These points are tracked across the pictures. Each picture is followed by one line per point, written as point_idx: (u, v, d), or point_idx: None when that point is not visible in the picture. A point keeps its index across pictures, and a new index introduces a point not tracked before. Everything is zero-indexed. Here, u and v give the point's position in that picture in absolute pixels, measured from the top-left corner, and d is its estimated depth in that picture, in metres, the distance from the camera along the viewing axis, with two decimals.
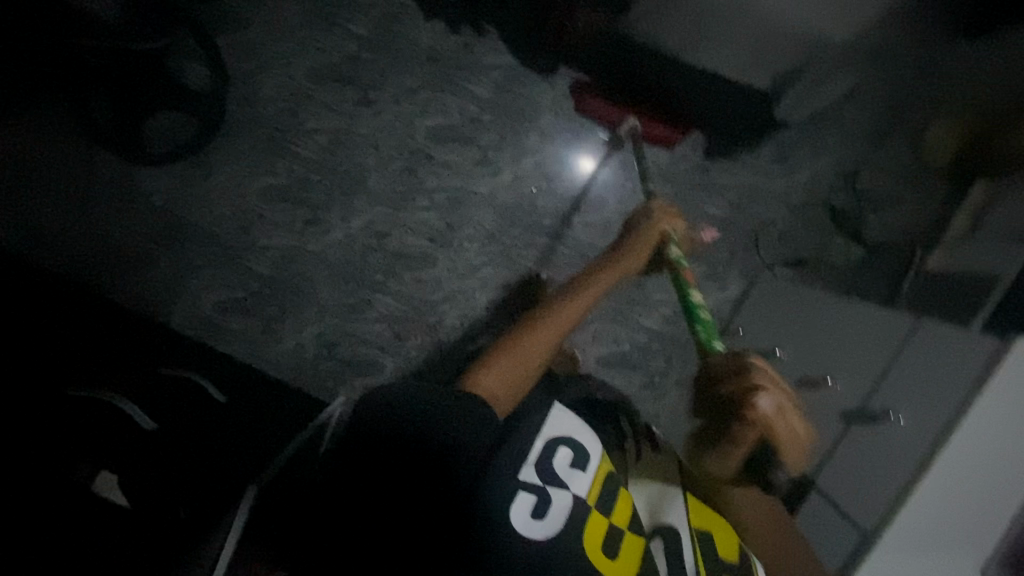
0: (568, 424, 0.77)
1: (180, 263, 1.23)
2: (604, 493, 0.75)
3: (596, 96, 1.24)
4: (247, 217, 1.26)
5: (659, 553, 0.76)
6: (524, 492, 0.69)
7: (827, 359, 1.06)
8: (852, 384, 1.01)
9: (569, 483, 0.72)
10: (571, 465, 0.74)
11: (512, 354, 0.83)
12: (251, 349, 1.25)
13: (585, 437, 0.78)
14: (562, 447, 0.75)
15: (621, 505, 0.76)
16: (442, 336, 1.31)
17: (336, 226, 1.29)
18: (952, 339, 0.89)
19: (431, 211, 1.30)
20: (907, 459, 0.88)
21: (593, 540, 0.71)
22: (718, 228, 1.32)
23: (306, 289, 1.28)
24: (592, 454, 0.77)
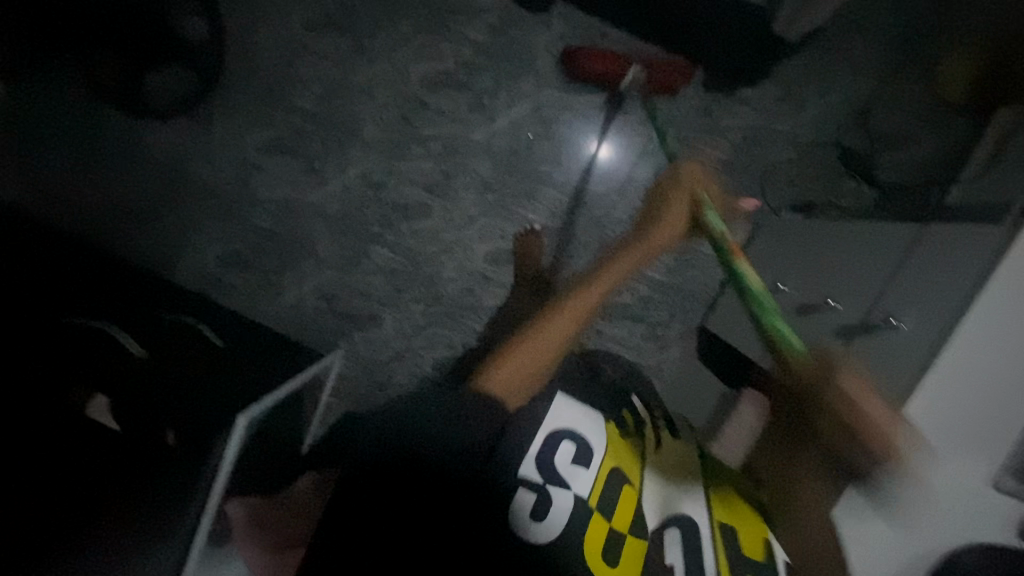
0: (570, 415, 0.71)
1: (182, 219, 1.26)
2: (607, 492, 0.68)
3: (590, 56, 1.15)
4: (245, 170, 1.25)
5: (673, 543, 0.68)
6: (527, 496, 0.64)
7: (830, 281, 0.90)
8: (855, 301, 0.84)
9: (569, 483, 0.66)
10: (573, 462, 0.68)
11: (530, 343, 0.72)
12: (252, 300, 1.28)
13: (586, 430, 0.70)
14: (562, 441, 0.68)
15: (623, 508, 0.68)
16: (439, 288, 1.28)
17: (333, 177, 1.25)
18: (969, 231, 0.73)
19: (429, 162, 1.24)
20: (907, 361, 0.71)
21: (593, 548, 0.64)
22: (725, 172, 1.20)
23: (304, 242, 1.27)
24: (594, 451, 0.69)
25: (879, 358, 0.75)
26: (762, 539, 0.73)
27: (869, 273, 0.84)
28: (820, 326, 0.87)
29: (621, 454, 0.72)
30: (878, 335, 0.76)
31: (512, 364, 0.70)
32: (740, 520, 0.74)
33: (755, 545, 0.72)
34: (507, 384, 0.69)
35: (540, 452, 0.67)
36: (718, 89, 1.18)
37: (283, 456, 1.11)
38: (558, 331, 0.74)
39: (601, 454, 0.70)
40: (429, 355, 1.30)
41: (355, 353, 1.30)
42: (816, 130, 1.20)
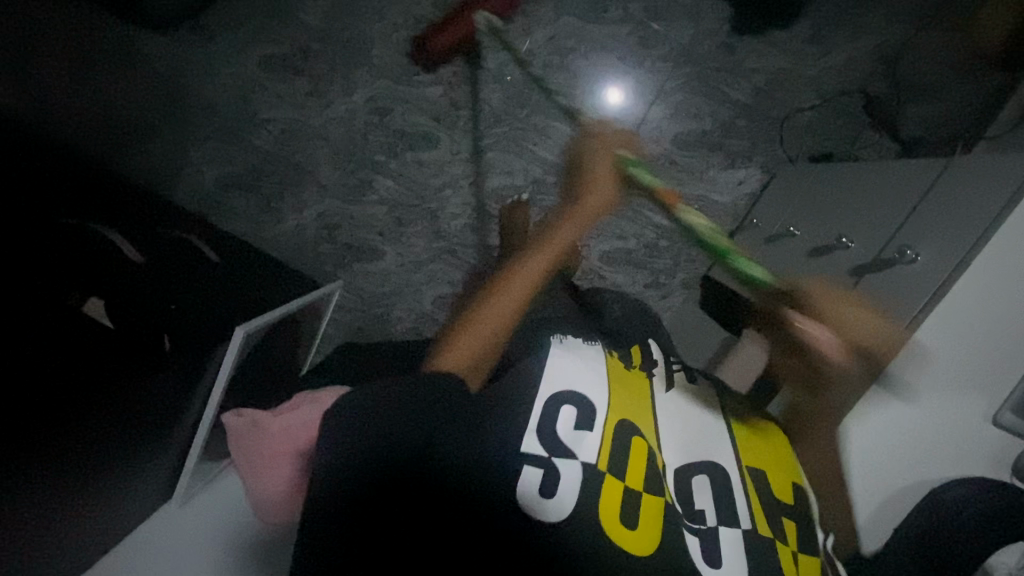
0: (566, 374, 0.65)
1: (181, 134, 1.22)
2: (617, 452, 0.61)
3: (438, 40, 1.12)
4: (247, 87, 1.21)
5: (704, 489, 0.65)
6: (531, 469, 0.56)
7: (844, 220, 0.91)
8: (869, 238, 0.85)
9: (575, 450, 0.59)
10: (576, 427, 0.61)
11: (471, 325, 0.67)
12: (254, 227, 1.28)
13: (587, 389, 0.64)
14: (565, 405, 0.62)
15: (635, 461, 0.61)
16: (442, 224, 1.26)
17: (338, 100, 1.21)
18: (990, 172, 0.77)
19: (438, 90, 1.19)
20: (914, 298, 0.79)
21: (612, 510, 0.57)
22: (742, 116, 1.16)
23: (306, 167, 1.25)
24: (596, 409, 0.63)
25: (884, 299, 0.81)
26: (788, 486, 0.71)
27: (886, 213, 0.85)
28: (834, 265, 0.88)
29: (629, 404, 0.66)
30: (892, 271, 0.81)
31: (455, 349, 0.65)
32: (769, 464, 0.72)
33: (781, 488, 0.70)
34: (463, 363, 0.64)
35: (543, 420, 0.60)
36: (748, 28, 1.12)
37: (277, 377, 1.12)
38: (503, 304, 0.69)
39: (604, 411, 0.63)
40: (429, 291, 1.29)
41: (355, 285, 1.30)
42: (842, 78, 1.14)
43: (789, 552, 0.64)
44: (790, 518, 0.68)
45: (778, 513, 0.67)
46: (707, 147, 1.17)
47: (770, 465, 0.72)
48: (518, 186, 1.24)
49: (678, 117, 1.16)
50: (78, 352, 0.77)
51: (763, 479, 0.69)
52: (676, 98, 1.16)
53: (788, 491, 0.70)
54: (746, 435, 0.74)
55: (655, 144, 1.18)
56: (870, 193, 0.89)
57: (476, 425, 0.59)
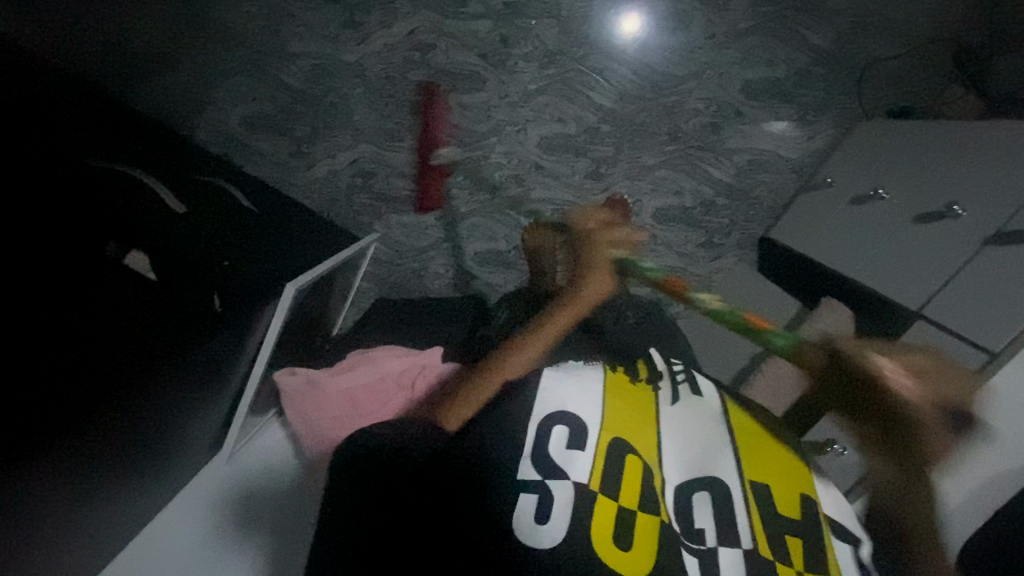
0: (560, 392, 0.57)
1: (202, 67, 1.11)
2: (610, 470, 0.53)
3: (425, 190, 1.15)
4: (275, 15, 1.09)
5: (704, 506, 0.55)
6: (524, 492, 0.49)
7: (955, 181, 0.84)
8: (984, 210, 0.79)
9: (566, 469, 0.51)
10: (566, 446, 0.53)
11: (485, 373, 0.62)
12: (283, 171, 1.18)
13: (575, 403, 0.57)
14: (554, 426, 0.55)
15: (630, 479, 0.53)
16: (485, 173, 1.18)
17: (375, 33, 1.10)
18: None
19: (487, 23, 1.09)
20: None
21: (604, 529, 0.48)
22: (820, 62, 1.07)
23: (340, 107, 1.15)
24: (587, 425, 0.56)
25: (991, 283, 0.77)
26: (799, 495, 0.58)
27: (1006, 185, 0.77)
28: (941, 233, 0.83)
29: (626, 418, 0.58)
30: (1017, 247, 0.74)
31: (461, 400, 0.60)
32: (778, 473, 0.59)
33: (791, 501, 0.57)
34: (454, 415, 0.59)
35: (538, 440, 0.53)
36: None
37: (313, 335, 1.08)
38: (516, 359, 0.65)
39: (597, 425, 0.56)
40: (469, 246, 1.23)
41: (392, 237, 1.24)
42: (933, 21, 1.05)
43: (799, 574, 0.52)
44: (801, 535, 0.55)
45: (785, 532, 0.55)
46: (780, 96, 1.08)
47: (777, 473, 0.59)
48: (570, 135, 1.14)
49: (751, 62, 1.07)
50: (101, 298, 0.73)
51: (770, 492, 0.57)
52: (749, 41, 1.07)
53: (795, 505, 0.57)
54: (755, 442, 0.62)
55: (722, 91, 1.09)
56: (976, 154, 0.82)
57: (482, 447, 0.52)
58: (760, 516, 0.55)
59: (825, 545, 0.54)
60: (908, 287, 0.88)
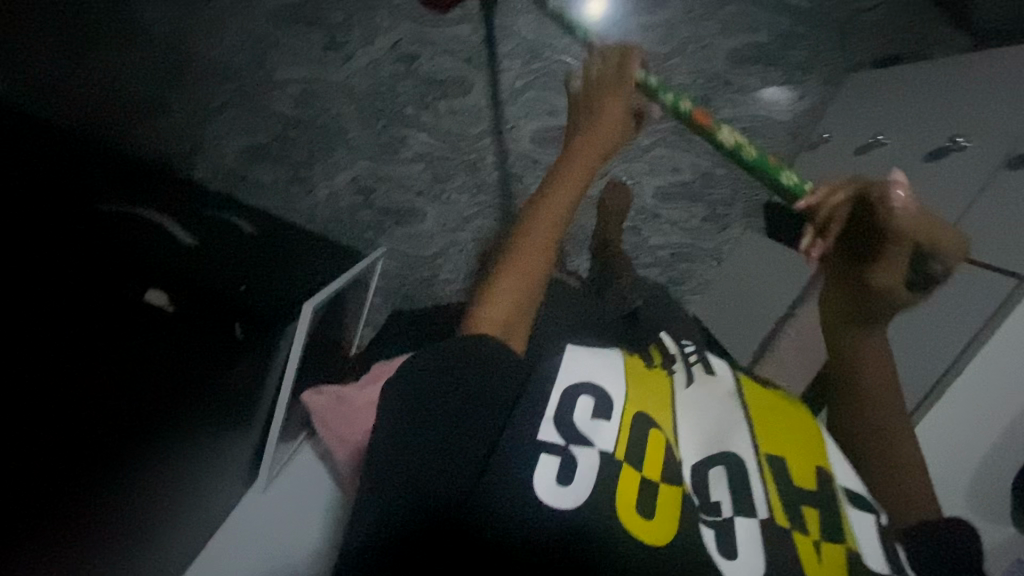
0: (584, 364, 0.50)
1: (197, 105, 1.13)
2: (635, 440, 0.48)
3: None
4: (261, 47, 1.13)
5: (720, 480, 0.49)
6: (544, 455, 0.45)
7: (951, 118, 0.84)
8: (989, 142, 0.78)
9: (589, 438, 0.47)
10: (592, 416, 0.48)
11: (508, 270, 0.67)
12: (283, 200, 1.18)
13: (604, 374, 0.51)
14: (580, 396, 0.48)
15: (655, 450, 0.48)
16: (483, 176, 1.19)
17: (360, 51, 1.13)
18: None
19: (467, 27, 1.12)
20: None
21: (627, 499, 0.45)
22: (797, 24, 1.09)
23: (334, 128, 1.16)
24: (614, 398, 0.49)
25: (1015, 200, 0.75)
26: (814, 468, 0.53)
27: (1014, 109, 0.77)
28: (950, 168, 0.81)
29: (653, 389, 0.52)
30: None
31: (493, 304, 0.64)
32: (791, 445, 0.54)
33: (805, 470, 0.52)
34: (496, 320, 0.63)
35: (560, 409, 0.47)
36: None
37: (333, 355, 1.08)
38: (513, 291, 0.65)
39: (622, 398, 0.50)
40: (476, 249, 1.22)
41: (398, 250, 1.24)
42: None
43: (815, 543, 0.47)
44: (814, 504, 0.50)
45: (801, 502, 0.50)
46: (766, 62, 1.10)
47: (791, 446, 0.54)
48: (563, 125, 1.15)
49: (731, 32, 1.09)
50: (121, 331, 0.69)
51: (785, 467, 0.52)
52: (725, 13, 1.09)
53: (810, 478, 0.52)
54: (767, 414, 0.56)
55: (707, 64, 1.10)
56: (967, 87, 0.83)
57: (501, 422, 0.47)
58: (777, 490, 0.50)
59: (839, 516, 0.49)
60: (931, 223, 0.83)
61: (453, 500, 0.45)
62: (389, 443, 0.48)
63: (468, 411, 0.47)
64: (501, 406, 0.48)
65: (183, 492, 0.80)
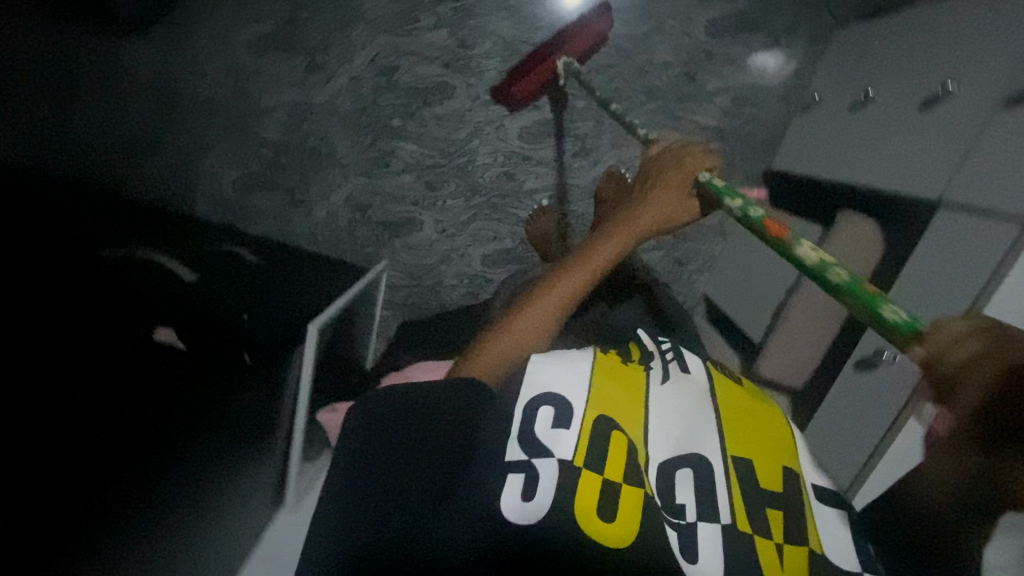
0: (548, 372, 0.53)
1: (188, 142, 1.15)
2: (595, 445, 0.50)
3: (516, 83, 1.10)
4: (242, 75, 1.14)
5: (685, 483, 0.51)
6: (512, 473, 0.46)
7: (931, 56, 0.77)
8: (983, 82, 0.67)
9: (551, 448, 0.48)
10: (553, 425, 0.50)
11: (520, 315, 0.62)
12: (284, 223, 1.22)
13: (565, 385, 0.53)
14: (542, 406, 0.51)
15: (616, 452, 0.50)
16: (476, 179, 1.19)
17: (339, 69, 1.13)
18: None
19: (442, 32, 1.11)
20: None
21: (587, 505, 0.45)
22: None
23: (324, 149, 1.18)
24: (573, 405, 0.52)
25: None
26: (782, 467, 0.54)
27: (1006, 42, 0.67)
28: (942, 118, 0.71)
29: (615, 396, 0.55)
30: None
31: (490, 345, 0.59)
32: (761, 444, 0.55)
33: (775, 473, 0.53)
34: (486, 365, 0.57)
35: (525, 420, 0.50)
36: None
37: (349, 370, 1.11)
38: (517, 339, 0.60)
39: (583, 405, 0.52)
40: (477, 251, 1.24)
41: (401, 261, 1.25)
42: None
43: (778, 545, 0.48)
44: (783, 507, 0.51)
45: (766, 505, 0.51)
46: (747, 29, 1.08)
47: (760, 446, 0.55)
48: (548, 120, 1.16)
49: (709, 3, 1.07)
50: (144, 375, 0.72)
51: (752, 467, 0.53)
52: None
53: (777, 475, 0.53)
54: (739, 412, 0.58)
55: (687, 38, 1.09)
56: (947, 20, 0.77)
57: (472, 440, 0.49)
58: (742, 489, 0.51)
59: (807, 517, 0.50)
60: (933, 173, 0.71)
61: (407, 528, 0.45)
62: (352, 472, 0.49)
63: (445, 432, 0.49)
64: (471, 420, 0.50)
65: (210, 513, 0.81)
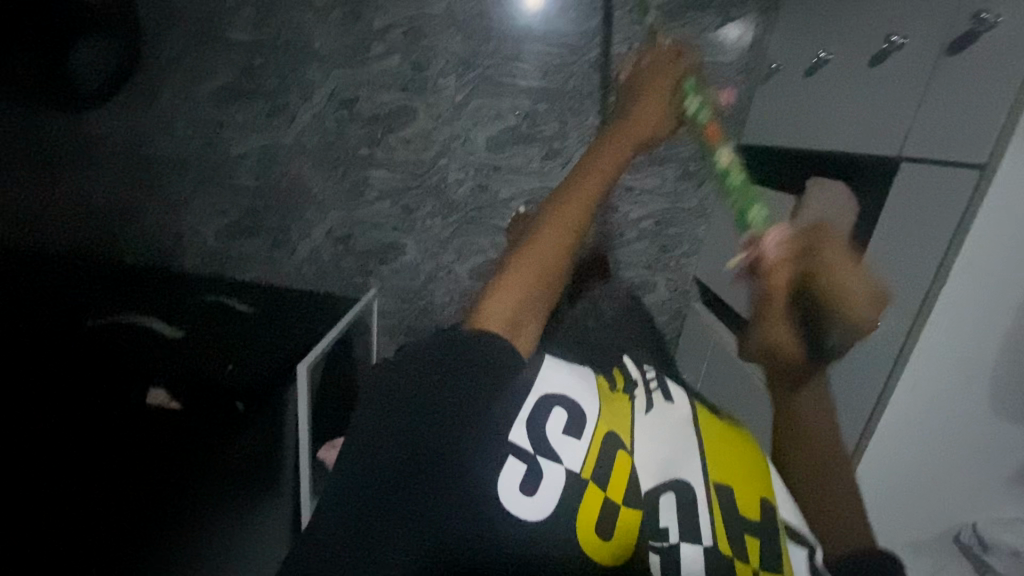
0: (562, 378, 0.52)
1: (170, 199, 1.19)
2: (604, 459, 0.50)
3: None
4: (209, 127, 1.15)
5: (668, 507, 0.51)
6: (515, 462, 0.47)
7: (866, 12, 0.77)
8: (922, 30, 0.66)
9: (559, 455, 0.49)
10: (564, 432, 0.50)
11: (527, 252, 0.53)
12: (271, 266, 1.24)
13: (578, 393, 0.52)
14: (554, 407, 0.50)
15: (620, 471, 0.51)
16: (450, 195, 1.20)
17: (300, 108, 1.14)
18: None
19: (395, 57, 1.11)
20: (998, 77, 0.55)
21: (588, 522, 0.48)
22: None
23: (298, 189, 1.19)
24: (587, 415, 0.51)
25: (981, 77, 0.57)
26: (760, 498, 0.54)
27: None
28: (891, 73, 0.70)
29: (623, 410, 0.54)
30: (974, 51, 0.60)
31: (509, 286, 0.51)
32: (743, 472, 0.55)
33: (752, 500, 0.53)
34: (506, 317, 0.51)
35: (533, 417, 0.49)
36: None
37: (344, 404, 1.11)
38: (521, 294, 0.52)
39: (595, 417, 0.52)
40: (462, 267, 1.24)
41: (390, 287, 1.26)
42: None
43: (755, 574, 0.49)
44: (760, 534, 0.51)
45: (745, 531, 0.51)
46: (697, 7, 1.07)
47: (741, 472, 0.55)
48: (513, 126, 1.15)
49: None
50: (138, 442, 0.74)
51: (731, 493, 0.53)
52: None
53: (756, 505, 0.53)
54: (720, 436, 0.58)
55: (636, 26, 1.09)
56: None
57: (468, 445, 0.46)
58: (723, 516, 0.51)
59: (781, 548, 0.51)
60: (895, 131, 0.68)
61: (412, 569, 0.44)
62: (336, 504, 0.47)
63: (438, 420, 0.46)
64: (464, 432, 0.46)
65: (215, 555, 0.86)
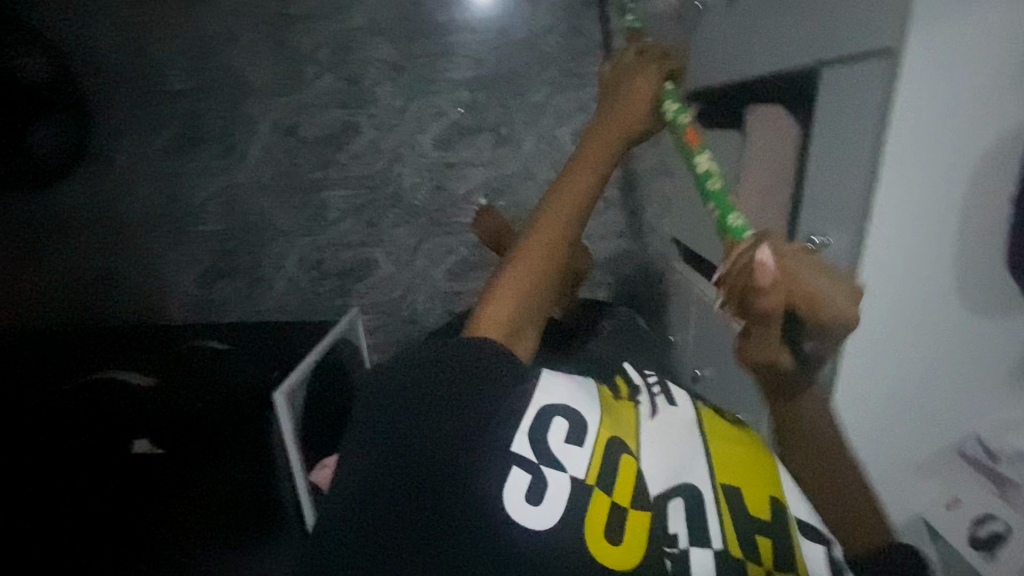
0: (560, 388, 0.49)
1: (146, 256, 1.21)
2: (608, 461, 0.48)
3: None
4: (167, 180, 1.17)
5: (675, 511, 0.49)
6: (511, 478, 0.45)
7: None
8: None
9: (562, 462, 0.46)
10: (565, 437, 0.47)
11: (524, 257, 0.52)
12: (253, 303, 1.26)
13: (579, 401, 0.49)
14: (551, 416, 0.47)
15: (624, 476, 0.48)
16: (410, 202, 1.19)
17: (249, 144, 1.16)
18: None
19: (328, 77, 1.12)
20: None
21: (594, 527, 0.45)
22: None
23: (263, 223, 1.21)
24: (587, 420, 0.49)
25: None
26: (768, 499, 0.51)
27: None
28: None
29: (620, 417, 0.52)
30: None
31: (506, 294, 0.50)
32: (749, 470, 0.53)
33: (758, 499, 0.51)
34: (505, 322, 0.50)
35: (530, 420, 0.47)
36: None
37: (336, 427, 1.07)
38: (519, 288, 0.51)
39: (597, 421, 0.49)
40: (437, 270, 1.24)
41: (369, 303, 1.26)
42: None
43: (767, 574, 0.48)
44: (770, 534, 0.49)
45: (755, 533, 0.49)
46: None
47: (749, 469, 0.53)
48: (458, 120, 1.14)
49: None
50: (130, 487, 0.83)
51: (738, 492, 0.51)
52: None
53: (765, 502, 0.51)
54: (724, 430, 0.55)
55: None
56: None
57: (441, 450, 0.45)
58: (730, 512, 0.50)
59: (793, 543, 0.49)
60: (808, 41, 0.65)
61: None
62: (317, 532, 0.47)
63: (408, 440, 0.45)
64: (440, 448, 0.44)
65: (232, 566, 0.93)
